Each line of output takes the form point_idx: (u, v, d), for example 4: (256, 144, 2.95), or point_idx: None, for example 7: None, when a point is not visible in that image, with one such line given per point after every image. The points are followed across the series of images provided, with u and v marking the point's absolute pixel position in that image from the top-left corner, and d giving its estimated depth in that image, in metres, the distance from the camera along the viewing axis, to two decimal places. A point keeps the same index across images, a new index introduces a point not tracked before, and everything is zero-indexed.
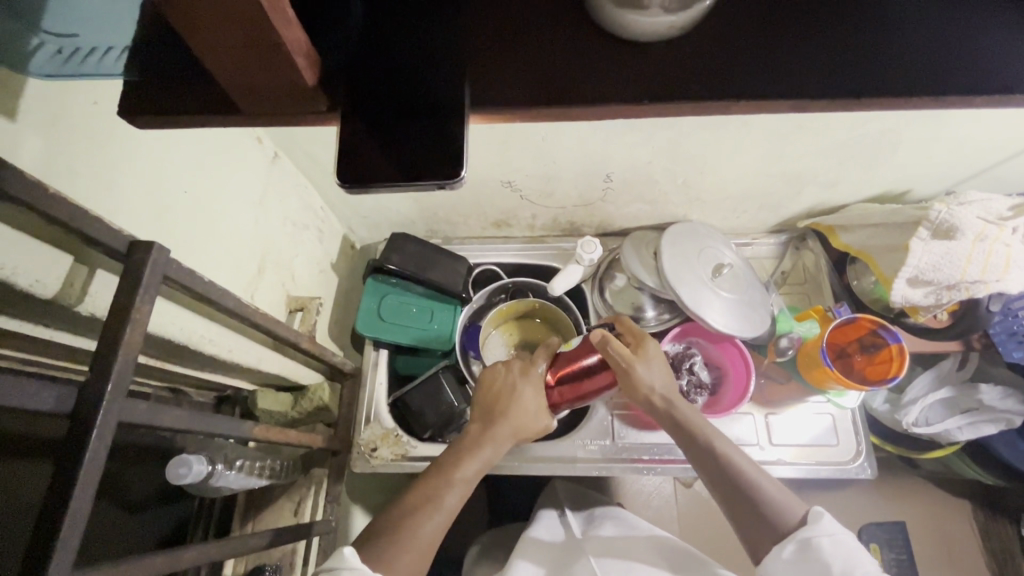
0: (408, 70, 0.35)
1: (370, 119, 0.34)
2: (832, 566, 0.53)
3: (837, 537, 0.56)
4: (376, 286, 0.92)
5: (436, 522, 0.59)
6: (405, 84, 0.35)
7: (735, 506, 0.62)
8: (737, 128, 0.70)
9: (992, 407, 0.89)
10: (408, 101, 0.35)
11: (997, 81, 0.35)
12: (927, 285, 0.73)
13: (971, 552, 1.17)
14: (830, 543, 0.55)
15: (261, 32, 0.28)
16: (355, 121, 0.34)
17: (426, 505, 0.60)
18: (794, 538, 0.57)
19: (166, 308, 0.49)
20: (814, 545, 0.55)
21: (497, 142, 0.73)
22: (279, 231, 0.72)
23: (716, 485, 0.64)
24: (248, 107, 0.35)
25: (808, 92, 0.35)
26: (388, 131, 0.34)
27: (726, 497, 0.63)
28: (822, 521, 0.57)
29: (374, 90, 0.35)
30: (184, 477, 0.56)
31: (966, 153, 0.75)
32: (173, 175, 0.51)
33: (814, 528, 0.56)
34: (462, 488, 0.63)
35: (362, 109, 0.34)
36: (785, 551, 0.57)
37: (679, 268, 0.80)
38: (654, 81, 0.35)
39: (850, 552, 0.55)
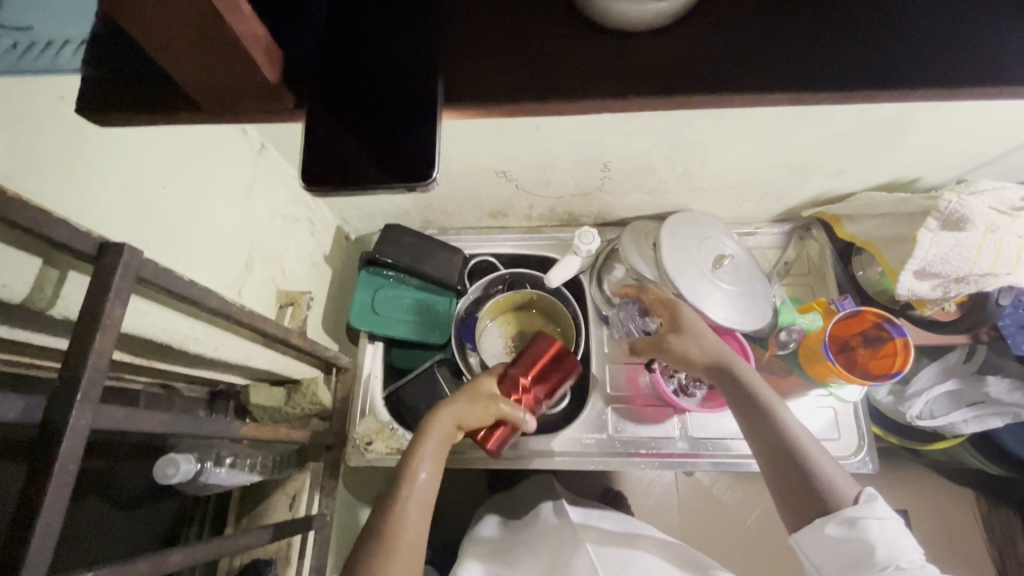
0: (383, 65, 0.33)
1: (344, 117, 0.33)
2: (877, 549, 0.55)
3: (885, 521, 0.57)
4: (370, 279, 0.91)
5: (410, 511, 0.59)
6: (378, 80, 0.33)
7: (783, 477, 0.63)
8: (738, 117, 0.67)
9: (999, 401, 0.87)
10: (382, 98, 0.33)
11: (1008, 72, 0.32)
12: (935, 278, 0.70)
13: (975, 541, 1.16)
14: (879, 525, 0.56)
15: (211, 26, 0.27)
16: (328, 119, 0.33)
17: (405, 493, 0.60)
18: (840, 517, 0.57)
19: (146, 308, 0.48)
20: (863, 526, 0.56)
21: (490, 131, 0.71)
22: (268, 225, 0.71)
23: (769, 457, 0.64)
24: (211, 105, 0.33)
25: (805, 85, 0.32)
26: (363, 129, 0.32)
27: (776, 468, 0.64)
28: (875, 504, 0.58)
29: (346, 88, 0.33)
30: (171, 477, 0.56)
31: (979, 139, 0.72)
32: (151, 173, 0.50)
33: (868, 511, 0.57)
34: (427, 478, 0.62)
35: (334, 106, 0.33)
36: (830, 528, 0.58)
37: (679, 259, 0.78)
38: (639, 73, 0.33)
39: (894, 537, 0.56)
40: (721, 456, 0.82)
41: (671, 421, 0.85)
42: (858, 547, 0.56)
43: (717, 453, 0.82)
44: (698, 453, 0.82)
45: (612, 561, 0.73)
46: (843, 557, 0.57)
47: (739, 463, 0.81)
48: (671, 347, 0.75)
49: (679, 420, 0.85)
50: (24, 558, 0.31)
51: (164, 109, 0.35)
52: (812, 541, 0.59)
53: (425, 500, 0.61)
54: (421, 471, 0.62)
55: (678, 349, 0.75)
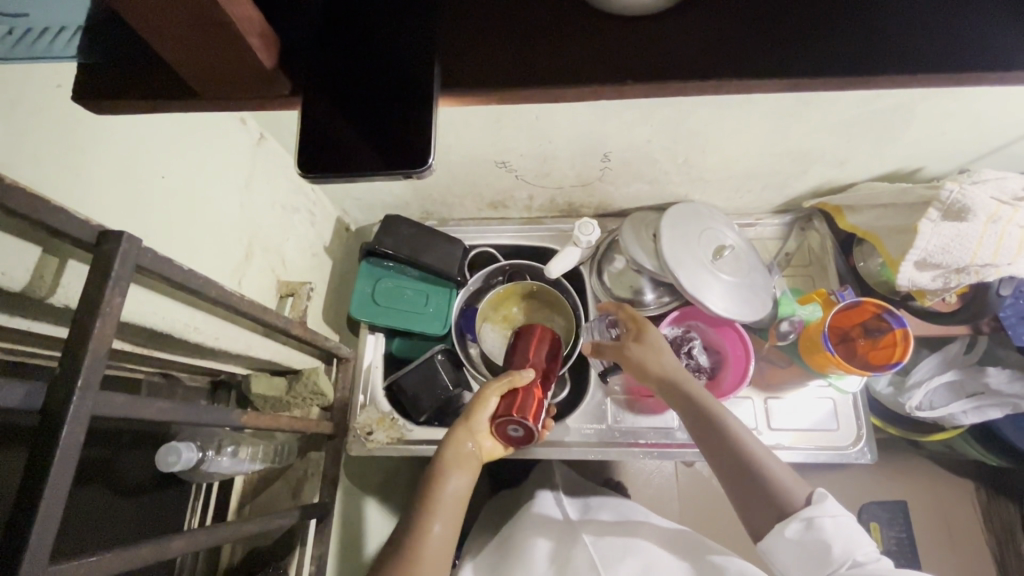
0: (380, 51, 0.33)
1: (341, 103, 0.33)
2: (834, 547, 0.55)
3: (838, 518, 0.57)
4: (370, 270, 0.91)
5: (439, 532, 0.60)
6: (375, 67, 0.33)
7: (739, 487, 0.62)
8: (740, 106, 0.66)
9: (999, 392, 0.87)
10: (379, 83, 0.33)
11: (1007, 57, 0.32)
12: (936, 268, 0.70)
13: (974, 531, 1.17)
14: (833, 522, 0.56)
15: (206, 9, 0.27)
16: (326, 105, 0.33)
17: (432, 508, 0.62)
18: (799, 517, 0.57)
19: (146, 297, 0.48)
20: (818, 525, 0.56)
21: (489, 121, 0.71)
22: (268, 214, 0.71)
23: (723, 469, 0.63)
24: (206, 89, 0.33)
25: (802, 71, 0.32)
26: (360, 116, 0.32)
27: (732, 479, 0.63)
28: (826, 502, 0.58)
29: (343, 73, 0.33)
30: (173, 464, 0.57)
31: (983, 129, 0.71)
32: (148, 162, 0.50)
33: (821, 509, 0.57)
34: (452, 502, 0.63)
35: (330, 92, 0.33)
36: (790, 530, 0.57)
37: (678, 250, 0.78)
38: (635, 58, 0.33)
39: (848, 532, 0.56)
40: None
41: (670, 412, 0.85)
42: (815, 547, 0.55)
43: None
44: None
45: (609, 553, 0.73)
46: (802, 560, 0.56)
47: None
48: (630, 357, 0.74)
49: None
50: (27, 540, 0.32)
51: (171, 94, 0.36)
52: (774, 547, 0.58)
53: (454, 512, 0.63)
54: (445, 490, 0.64)
55: (637, 357, 0.74)
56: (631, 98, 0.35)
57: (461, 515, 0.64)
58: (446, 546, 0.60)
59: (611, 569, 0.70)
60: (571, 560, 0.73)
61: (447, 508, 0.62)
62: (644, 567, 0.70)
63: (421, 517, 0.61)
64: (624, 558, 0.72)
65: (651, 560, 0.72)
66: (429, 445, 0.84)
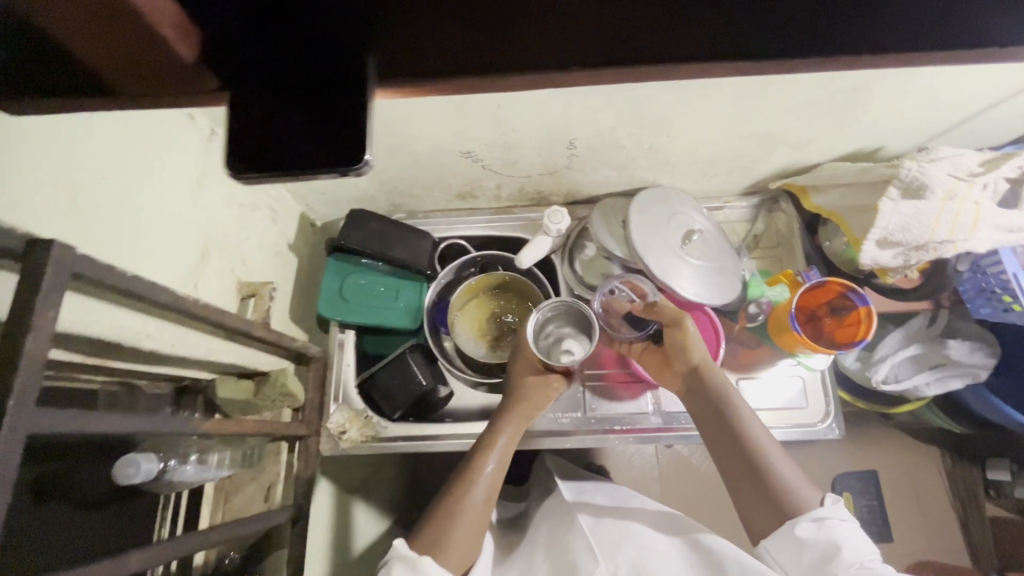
0: (311, 41, 0.31)
1: (274, 98, 0.31)
2: (843, 546, 0.59)
3: (847, 523, 0.62)
4: (337, 267, 0.89)
5: (476, 507, 0.68)
6: (308, 57, 0.31)
7: (749, 486, 0.66)
8: (702, 89, 0.66)
9: (959, 362, 0.90)
10: (314, 77, 0.31)
11: (954, 32, 0.32)
12: (896, 246, 0.72)
13: (941, 496, 1.22)
14: (840, 523, 0.61)
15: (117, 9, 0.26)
16: (258, 100, 0.31)
17: (463, 501, 0.68)
18: (808, 517, 0.61)
19: (90, 306, 0.46)
20: (828, 524, 0.61)
21: (449, 111, 0.69)
22: (224, 214, 0.68)
23: (737, 467, 0.67)
24: (128, 88, 0.32)
25: (750, 51, 0.32)
26: (296, 112, 0.31)
27: (745, 479, 0.67)
28: (838, 507, 0.63)
29: (273, 66, 0.31)
30: (133, 477, 0.55)
31: (940, 106, 0.72)
32: (87, 166, 0.47)
33: (833, 512, 0.62)
34: (488, 482, 0.70)
35: (261, 86, 0.31)
36: (801, 527, 0.61)
37: (648, 237, 0.78)
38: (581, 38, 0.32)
39: (855, 537, 0.61)
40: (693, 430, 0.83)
41: (644, 396, 0.86)
42: (825, 544, 0.60)
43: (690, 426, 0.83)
44: (673, 427, 0.83)
45: (605, 538, 0.73)
46: (809, 556, 0.60)
47: None
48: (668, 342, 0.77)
49: (652, 396, 0.86)
50: None
51: (62, 93, 0.32)
52: (782, 543, 0.62)
53: (491, 494, 0.69)
54: (487, 467, 0.71)
55: (677, 340, 0.76)
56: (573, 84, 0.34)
57: (489, 508, 0.69)
58: (479, 523, 0.68)
59: (607, 555, 0.70)
60: (567, 544, 0.73)
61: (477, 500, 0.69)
62: (642, 551, 0.70)
63: (462, 494, 0.68)
64: (621, 541, 0.72)
65: (646, 541, 0.72)
66: (403, 441, 0.85)
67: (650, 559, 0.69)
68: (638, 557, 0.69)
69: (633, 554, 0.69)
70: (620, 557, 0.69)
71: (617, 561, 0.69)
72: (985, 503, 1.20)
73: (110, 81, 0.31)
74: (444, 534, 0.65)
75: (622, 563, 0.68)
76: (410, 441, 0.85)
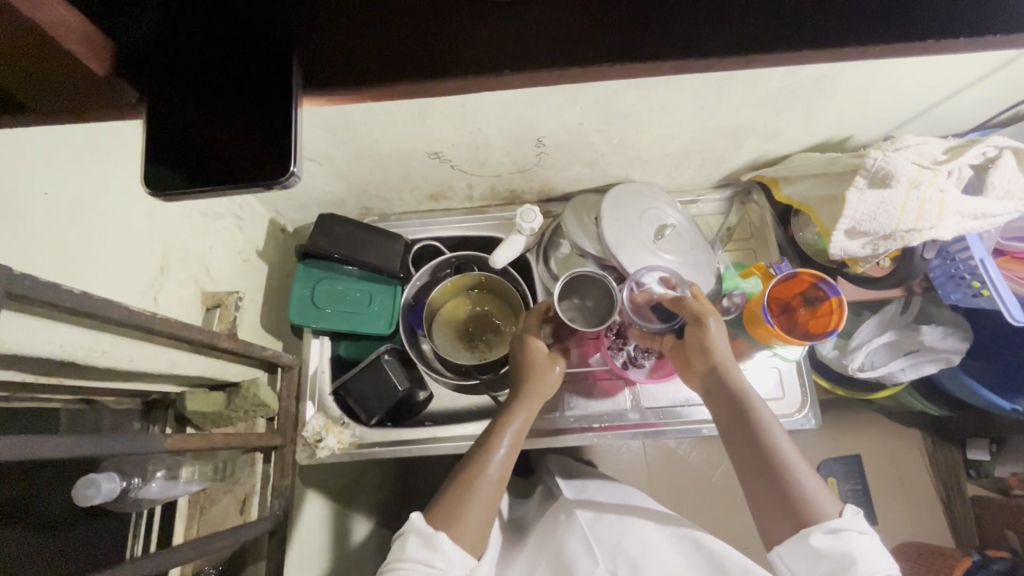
0: (250, 57, 0.32)
1: (208, 112, 0.32)
2: (859, 559, 0.56)
3: (864, 535, 0.58)
4: (308, 273, 0.88)
5: (487, 497, 0.65)
6: (247, 70, 0.32)
7: (765, 493, 0.62)
8: (666, 83, 0.65)
9: (934, 347, 0.91)
10: (249, 90, 0.32)
11: (881, 25, 0.32)
12: (864, 236, 0.72)
13: (922, 478, 1.23)
14: (859, 536, 0.57)
15: (17, 26, 0.25)
16: (194, 113, 0.32)
17: (469, 496, 0.64)
18: (826, 527, 0.58)
19: (37, 326, 0.45)
20: (844, 536, 0.57)
21: (412, 112, 0.68)
22: (185, 223, 0.67)
23: (755, 470, 0.63)
24: (40, 103, 0.31)
25: (681, 53, 0.33)
26: (234, 116, 0.32)
27: (761, 483, 0.63)
28: (857, 517, 0.59)
29: (208, 82, 0.32)
30: (93, 498, 0.54)
31: (904, 95, 0.72)
32: (31, 178, 0.46)
33: (852, 523, 0.58)
34: (502, 467, 0.67)
35: (199, 104, 0.32)
36: (816, 538, 0.57)
37: (620, 233, 0.77)
38: (514, 45, 0.32)
39: (872, 550, 0.57)
40: (667, 427, 0.83)
41: (622, 394, 0.86)
42: (840, 557, 0.56)
43: (665, 423, 0.83)
44: (651, 423, 0.84)
45: (605, 536, 0.73)
46: (824, 567, 0.56)
47: (691, 429, 0.83)
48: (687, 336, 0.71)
49: (630, 393, 0.86)
50: None
51: None
52: (793, 552, 0.58)
53: (500, 480, 0.67)
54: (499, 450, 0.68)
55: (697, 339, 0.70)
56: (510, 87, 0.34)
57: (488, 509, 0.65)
58: (488, 517, 0.65)
59: (606, 554, 0.70)
60: (565, 542, 0.73)
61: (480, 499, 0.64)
62: (641, 551, 0.69)
63: (471, 485, 0.65)
64: (621, 539, 0.72)
65: (644, 540, 0.72)
66: (383, 447, 0.84)
67: (649, 559, 0.68)
68: (637, 555, 0.69)
69: (631, 552, 0.69)
70: (619, 556, 0.69)
71: (616, 560, 0.68)
72: (966, 483, 1.21)
73: (18, 96, 0.30)
74: (460, 512, 0.63)
75: (622, 563, 0.68)
76: (388, 446, 0.84)
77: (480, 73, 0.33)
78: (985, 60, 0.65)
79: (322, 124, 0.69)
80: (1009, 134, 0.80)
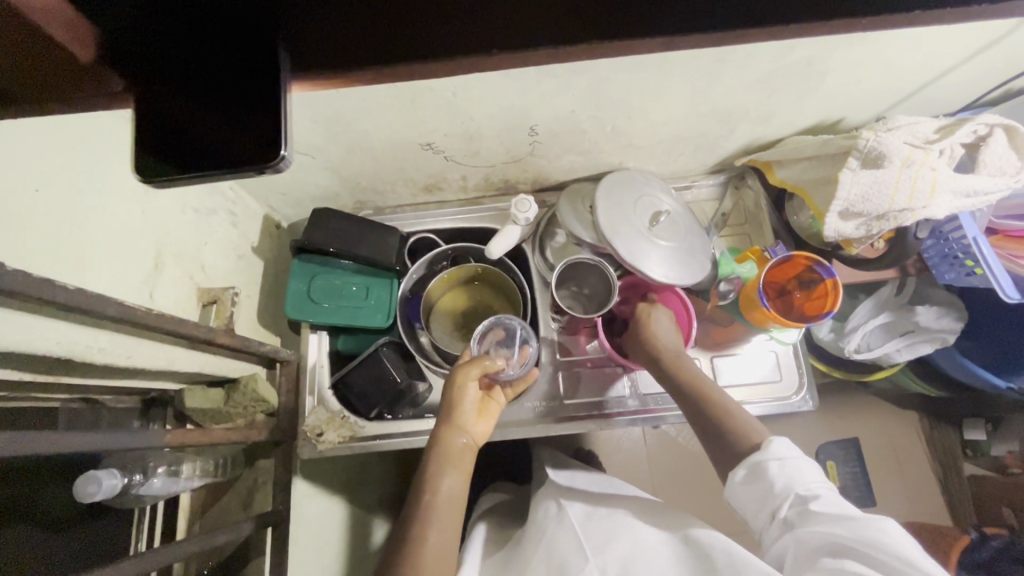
0: (238, 45, 0.32)
1: (202, 102, 0.33)
2: (778, 484, 0.58)
3: (786, 459, 0.59)
4: (303, 268, 0.87)
5: (448, 495, 0.67)
6: (237, 56, 0.32)
7: (714, 450, 0.67)
8: (657, 67, 0.65)
9: (928, 328, 0.92)
10: (240, 78, 0.32)
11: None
12: (858, 217, 0.72)
13: (920, 460, 1.24)
14: (776, 464, 0.59)
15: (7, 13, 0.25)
16: (188, 103, 0.33)
17: (429, 517, 0.65)
18: (746, 462, 0.61)
19: (32, 323, 0.44)
20: (762, 466, 0.59)
21: (403, 103, 0.67)
22: (178, 220, 0.66)
23: (703, 436, 0.69)
24: (28, 95, 0.31)
25: (665, 26, 0.32)
26: (227, 108, 0.33)
27: (710, 446, 0.68)
28: (773, 444, 0.61)
29: (204, 71, 0.32)
30: (94, 495, 0.54)
31: (895, 75, 0.72)
32: (18, 175, 0.45)
33: (766, 452, 0.60)
34: (447, 461, 0.69)
35: (194, 93, 0.32)
36: (739, 475, 0.61)
37: (615, 220, 0.78)
38: (497, 21, 0.32)
39: (796, 472, 0.58)
40: (666, 411, 0.84)
41: (620, 381, 0.86)
42: (762, 487, 0.59)
43: (663, 407, 0.84)
44: (650, 409, 0.84)
45: (596, 534, 0.73)
46: (756, 499, 0.60)
47: None
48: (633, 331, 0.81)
49: (629, 379, 0.86)
50: None
51: None
52: (735, 495, 0.62)
53: (458, 500, 0.67)
54: (440, 458, 0.69)
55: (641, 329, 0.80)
56: (496, 64, 0.34)
57: (456, 515, 0.67)
58: (453, 512, 0.66)
59: (596, 552, 0.69)
60: (555, 542, 0.73)
61: (443, 513, 0.65)
62: (631, 547, 0.69)
63: (435, 476, 0.68)
64: (610, 538, 0.71)
65: (637, 535, 0.71)
66: (382, 437, 0.84)
67: (639, 558, 0.67)
68: (627, 552, 0.68)
69: (622, 548, 0.69)
70: (609, 553, 0.68)
71: (605, 558, 0.68)
72: (963, 463, 1.22)
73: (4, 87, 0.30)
74: (419, 534, 0.63)
75: (611, 560, 0.67)
76: (389, 438, 0.84)
77: (467, 54, 0.33)
78: (976, 36, 0.65)
79: (314, 117, 0.69)
80: (1001, 111, 0.80)
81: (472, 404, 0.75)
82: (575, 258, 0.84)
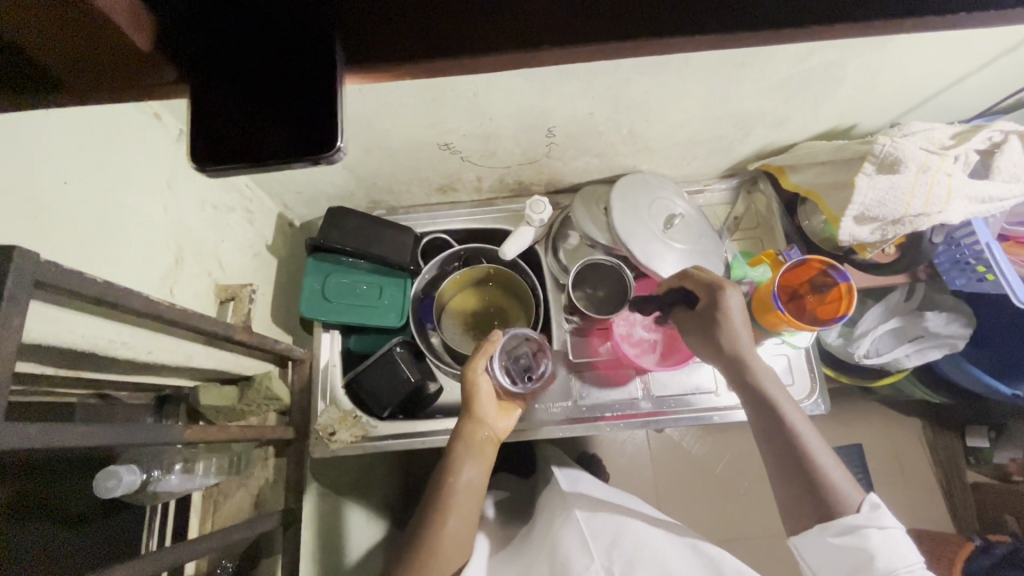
0: (292, 41, 0.32)
1: (252, 95, 0.33)
2: (878, 557, 0.57)
3: (887, 531, 0.58)
4: (317, 266, 0.88)
5: (469, 491, 0.67)
6: (289, 52, 0.32)
7: (790, 483, 0.64)
8: (677, 69, 0.65)
9: (937, 333, 0.92)
10: (292, 73, 0.33)
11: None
12: (873, 221, 0.73)
13: (923, 466, 1.24)
14: (879, 535, 0.58)
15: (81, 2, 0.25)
16: (237, 96, 0.33)
17: (447, 504, 0.66)
18: (841, 525, 0.59)
19: (59, 314, 0.44)
20: (864, 533, 0.58)
21: (423, 103, 0.68)
22: (197, 215, 0.66)
23: (778, 466, 0.66)
24: (78, 81, 0.31)
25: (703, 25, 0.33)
26: (278, 102, 0.33)
27: (784, 478, 0.65)
28: (878, 513, 0.59)
29: (257, 65, 0.33)
30: (114, 490, 0.53)
31: (910, 82, 0.73)
32: (49, 168, 0.45)
33: (870, 519, 0.59)
34: (474, 463, 0.69)
35: (243, 86, 0.33)
36: (834, 536, 0.59)
37: (630, 221, 0.78)
38: (540, 19, 0.32)
39: (896, 546, 0.57)
40: (677, 414, 0.84)
41: (633, 382, 0.86)
42: (858, 554, 0.58)
43: (676, 409, 0.84)
44: (661, 411, 0.84)
45: (601, 531, 0.73)
46: (844, 564, 0.58)
47: (700, 416, 0.83)
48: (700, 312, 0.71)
49: (641, 381, 0.86)
50: None
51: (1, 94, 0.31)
52: (812, 545, 0.61)
53: (478, 485, 0.69)
54: (462, 457, 0.68)
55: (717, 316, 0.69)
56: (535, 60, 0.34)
57: (475, 503, 0.68)
58: (477, 494, 0.68)
59: (602, 551, 0.70)
60: (560, 538, 0.73)
61: (462, 502, 0.67)
62: (635, 547, 0.70)
63: (454, 466, 0.68)
64: (615, 536, 0.72)
65: (644, 537, 0.72)
66: (393, 437, 0.83)
67: (642, 559, 0.68)
68: (632, 551, 0.69)
69: (627, 547, 0.70)
70: (614, 552, 0.70)
71: (611, 557, 0.69)
72: (965, 469, 1.23)
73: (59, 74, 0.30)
74: (439, 518, 0.65)
75: (616, 559, 0.69)
76: (401, 438, 0.83)
77: (509, 51, 0.33)
78: (991, 44, 0.66)
79: None
80: (1013, 119, 0.81)
81: (489, 401, 0.73)
82: (589, 259, 0.85)
